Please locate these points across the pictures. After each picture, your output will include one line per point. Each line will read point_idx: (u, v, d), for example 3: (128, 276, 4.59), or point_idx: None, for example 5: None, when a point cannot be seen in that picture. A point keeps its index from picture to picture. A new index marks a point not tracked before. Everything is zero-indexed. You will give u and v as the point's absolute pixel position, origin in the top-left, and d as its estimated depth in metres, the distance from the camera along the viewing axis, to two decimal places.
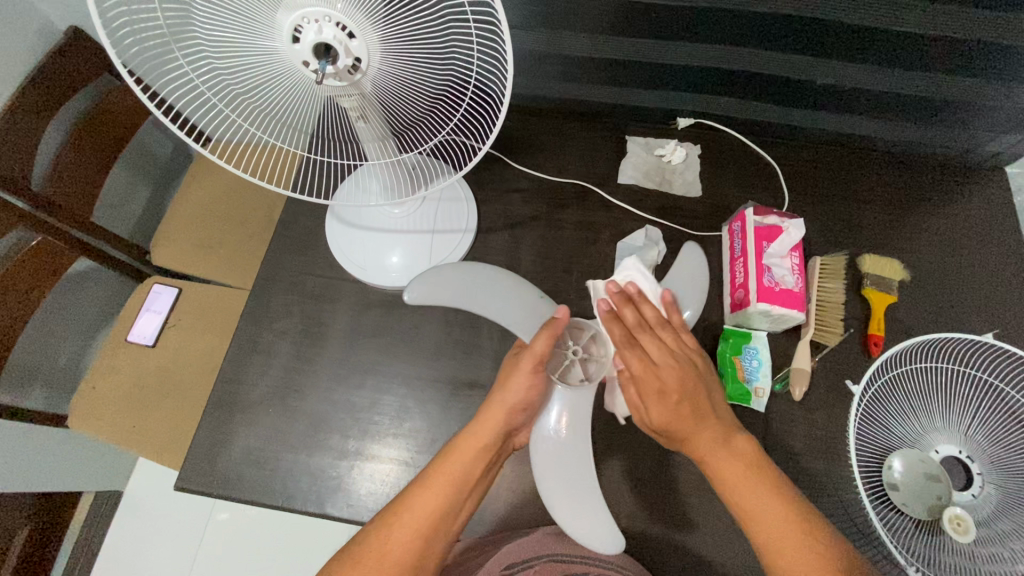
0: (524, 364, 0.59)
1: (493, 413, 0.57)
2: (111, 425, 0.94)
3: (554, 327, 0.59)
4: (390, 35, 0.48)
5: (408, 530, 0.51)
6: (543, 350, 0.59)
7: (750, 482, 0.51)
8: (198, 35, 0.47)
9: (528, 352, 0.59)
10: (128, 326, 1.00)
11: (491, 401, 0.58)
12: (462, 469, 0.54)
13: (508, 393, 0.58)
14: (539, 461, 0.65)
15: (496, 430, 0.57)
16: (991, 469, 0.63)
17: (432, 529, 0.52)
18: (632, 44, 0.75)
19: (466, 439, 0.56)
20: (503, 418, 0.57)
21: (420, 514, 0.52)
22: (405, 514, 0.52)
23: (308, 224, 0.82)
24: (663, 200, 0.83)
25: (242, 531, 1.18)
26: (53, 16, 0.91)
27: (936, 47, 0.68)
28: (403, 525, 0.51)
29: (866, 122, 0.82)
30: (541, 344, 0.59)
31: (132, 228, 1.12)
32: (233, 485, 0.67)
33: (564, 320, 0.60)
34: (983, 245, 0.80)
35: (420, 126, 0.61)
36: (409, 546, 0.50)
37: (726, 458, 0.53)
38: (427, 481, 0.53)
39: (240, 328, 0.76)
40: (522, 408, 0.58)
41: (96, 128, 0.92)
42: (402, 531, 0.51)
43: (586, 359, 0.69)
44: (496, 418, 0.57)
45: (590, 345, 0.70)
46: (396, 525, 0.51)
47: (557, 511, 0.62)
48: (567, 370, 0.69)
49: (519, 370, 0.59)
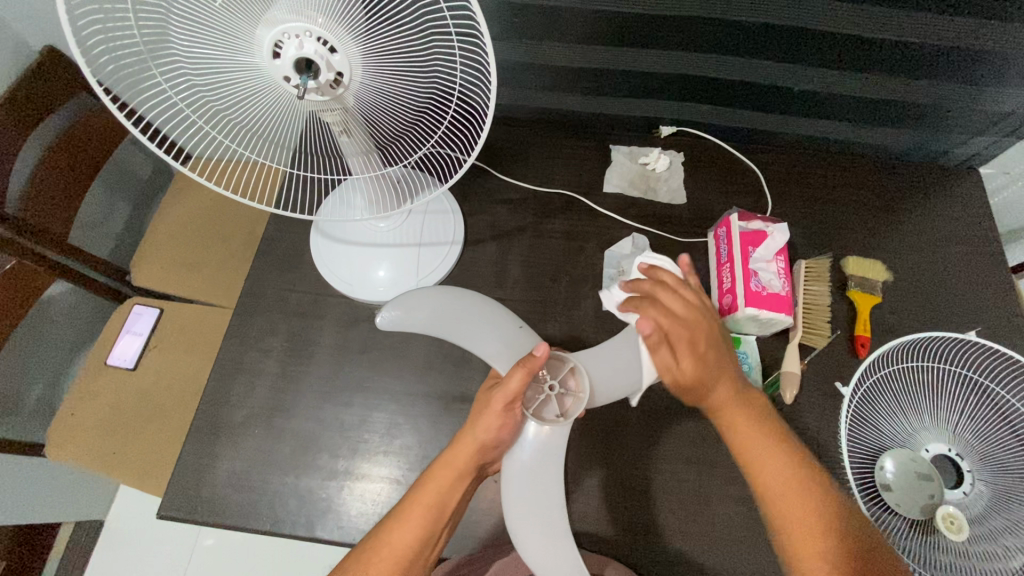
0: (497, 403, 0.54)
1: (464, 447, 0.54)
2: (90, 453, 0.91)
3: (531, 363, 0.54)
4: (372, 49, 0.48)
5: (386, 564, 0.50)
6: (517, 389, 0.54)
7: (763, 437, 0.53)
8: (174, 51, 0.46)
9: (502, 391, 0.54)
10: (108, 348, 0.98)
11: (463, 436, 0.55)
12: (436, 503, 0.52)
13: (479, 429, 0.54)
14: (510, 497, 0.59)
15: (469, 464, 0.54)
16: (981, 466, 0.64)
17: (408, 563, 0.50)
18: (615, 54, 0.75)
19: (439, 471, 0.54)
20: (473, 454, 0.54)
21: (397, 549, 0.50)
22: (383, 549, 0.50)
23: (292, 239, 0.81)
24: (649, 208, 0.84)
25: (228, 558, 1.15)
26: (28, 35, 0.90)
27: (910, 53, 0.69)
28: (381, 561, 0.50)
29: (845, 127, 0.84)
30: (517, 382, 0.54)
31: (110, 248, 1.10)
32: (219, 511, 0.65)
33: (542, 357, 0.54)
34: (962, 245, 0.82)
35: (405, 139, 0.60)
36: None
37: (751, 430, 0.53)
38: (402, 516, 0.52)
39: (224, 347, 0.74)
40: (494, 444, 0.56)
41: (74, 146, 0.91)
42: (379, 566, 0.49)
43: (563, 394, 0.61)
44: (467, 454, 0.54)
45: (568, 378, 0.62)
46: (374, 562, 0.50)
47: (532, 553, 0.57)
48: (542, 406, 0.60)
49: (490, 409, 0.54)
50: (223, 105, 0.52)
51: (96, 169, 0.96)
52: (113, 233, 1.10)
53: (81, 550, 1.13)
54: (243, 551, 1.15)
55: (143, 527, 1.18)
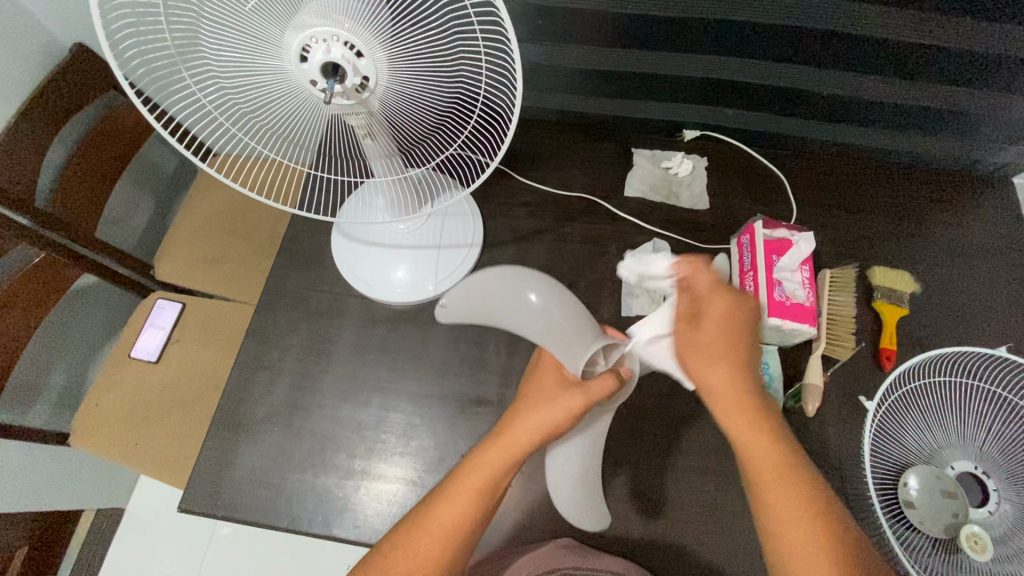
0: (573, 398, 0.54)
1: (525, 429, 0.52)
2: (114, 442, 0.93)
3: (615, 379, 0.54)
4: (398, 53, 0.48)
5: (431, 544, 0.47)
6: (597, 391, 0.54)
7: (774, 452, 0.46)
8: (205, 54, 0.46)
9: (582, 390, 0.54)
10: (132, 341, 1.00)
11: (521, 416, 0.53)
12: (490, 482, 0.49)
13: (545, 414, 0.53)
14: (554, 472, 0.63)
15: (527, 445, 0.51)
16: (1008, 485, 0.61)
17: (457, 542, 0.47)
18: (640, 57, 0.75)
19: (493, 450, 0.51)
20: (534, 437, 0.52)
21: (445, 528, 0.47)
22: (429, 528, 0.47)
23: (314, 238, 0.81)
24: (671, 212, 0.83)
25: (243, 549, 1.17)
26: (59, 33, 0.92)
27: (946, 58, 0.67)
28: (429, 540, 0.47)
29: (875, 133, 0.82)
30: (599, 387, 0.54)
31: (134, 242, 1.12)
32: (238, 506, 0.66)
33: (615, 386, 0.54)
34: (992, 257, 0.80)
35: (427, 143, 0.60)
36: (432, 559, 0.46)
37: (747, 423, 0.48)
38: (452, 492, 0.49)
39: (245, 345, 0.75)
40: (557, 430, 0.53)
41: (100, 144, 0.92)
42: (427, 544, 0.47)
43: None
44: (526, 436, 0.52)
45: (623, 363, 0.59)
46: (419, 540, 0.47)
47: (569, 505, 0.63)
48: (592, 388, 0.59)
49: (565, 404, 0.53)
50: (251, 107, 0.52)
51: (124, 164, 0.98)
52: (137, 227, 1.12)
53: (102, 537, 1.17)
54: (257, 542, 1.17)
55: (161, 516, 1.20)
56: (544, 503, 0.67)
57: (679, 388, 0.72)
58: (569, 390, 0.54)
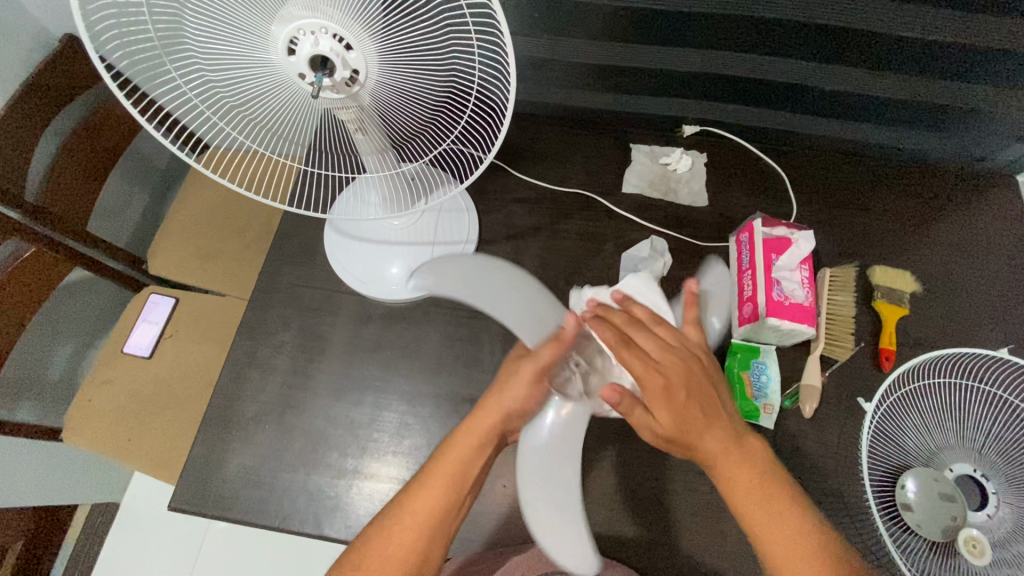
0: (527, 368, 0.56)
1: (490, 411, 0.55)
2: (107, 438, 0.93)
3: (563, 339, 0.55)
4: (388, 46, 0.47)
5: (409, 533, 0.48)
6: (547, 360, 0.56)
7: (767, 490, 0.47)
8: (189, 45, 0.45)
9: (532, 360, 0.56)
10: (124, 336, 0.99)
11: (486, 403, 0.55)
12: (461, 469, 0.51)
13: (506, 393, 0.55)
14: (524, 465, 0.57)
15: (492, 430, 0.54)
16: (1007, 488, 0.60)
17: (431, 532, 0.49)
18: (638, 50, 0.73)
19: (462, 439, 0.53)
20: (497, 419, 0.54)
21: (421, 516, 0.48)
22: (404, 519, 0.48)
23: (306, 234, 0.80)
24: (668, 209, 0.81)
25: (237, 544, 1.17)
26: (48, 23, 0.90)
27: (952, 54, 0.66)
28: (403, 530, 0.48)
29: (877, 129, 0.81)
30: (547, 354, 0.56)
31: (128, 236, 1.11)
32: (227, 505, 0.66)
33: (571, 331, 0.55)
34: (994, 256, 0.79)
35: (421, 138, 0.59)
36: (408, 549, 0.47)
37: (734, 464, 0.48)
38: (424, 482, 0.50)
39: (236, 342, 0.74)
40: (519, 411, 0.56)
41: (92, 136, 0.91)
42: (401, 537, 0.48)
43: (589, 371, 0.59)
44: (490, 420, 0.54)
45: (595, 358, 0.59)
46: (396, 531, 0.48)
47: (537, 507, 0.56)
48: (567, 384, 0.59)
49: (522, 376, 0.55)
50: (236, 101, 0.50)
51: (116, 157, 0.96)
52: (131, 220, 1.11)
53: (95, 534, 1.16)
54: (252, 539, 1.17)
55: (156, 510, 1.20)
56: None
57: None
58: (522, 362, 0.56)
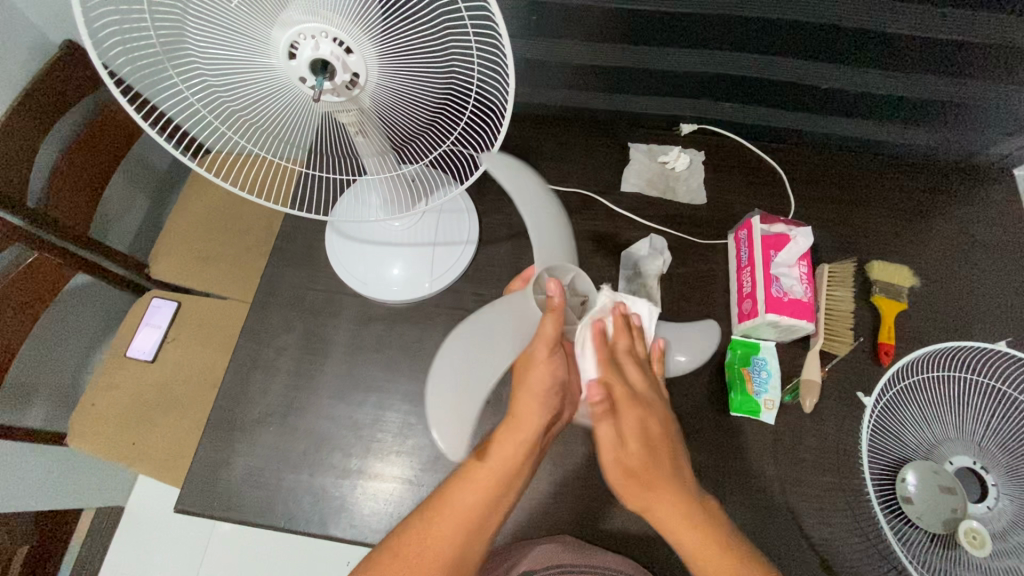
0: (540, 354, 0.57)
1: (526, 403, 0.54)
2: (112, 442, 0.93)
3: (557, 306, 0.58)
4: (388, 50, 0.47)
5: (450, 525, 0.49)
6: (553, 332, 0.57)
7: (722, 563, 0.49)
8: (191, 51, 0.46)
9: (539, 339, 0.57)
10: (127, 340, 1.00)
11: (519, 394, 0.55)
12: (508, 464, 0.52)
13: (534, 380, 0.55)
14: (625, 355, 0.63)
15: (536, 422, 0.54)
16: (1007, 481, 0.60)
17: (474, 527, 0.50)
18: (635, 51, 0.74)
19: (509, 431, 0.53)
20: (538, 410, 0.54)
21: (463, 510, 0.50)
22: (445, 511, 0.50)
23: (308, 236, 0.81)
24: (667, 207, 0.82)
25: (242, 547, 1.17)
26: (48, 30, 0.91)
27: (945, 50, 0.67)
28: (444, 522, 0.49)
29: (873, 125, 0.81)
30: (550, 327, 0.57)
31: (130, 241, 1.12)
32: (233, 507, 0.66)
33: (559, 299, 0.58)
34: (993, 250, 0.79)
35: (420, 140, 0.59)
36: (449, 541, 0.49)
37: (694, 533, 0.50)
38: (467, 478, 0.51)
39: (240, 345, 0.75)
40: (557, 389, 0.56)
41: (95, 142, 0.92)
42: (443, 529, 0.49)
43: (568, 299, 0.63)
44: (530, 412, 0.54)
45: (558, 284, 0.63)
46: (437, 522, 0.49)
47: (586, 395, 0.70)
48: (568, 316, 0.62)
49: (542, 363, 0.56)
50: (238, 105, 0.51)
51: (118, 161, 0.97)
52: (133, 225, 1.12)
53: (100, 538, 1.17)
54: (257, 541, 1.17)
55: (161, 513, 1.21)
56: (541, 500, 0.67)
57: (676, 384, 0.72)
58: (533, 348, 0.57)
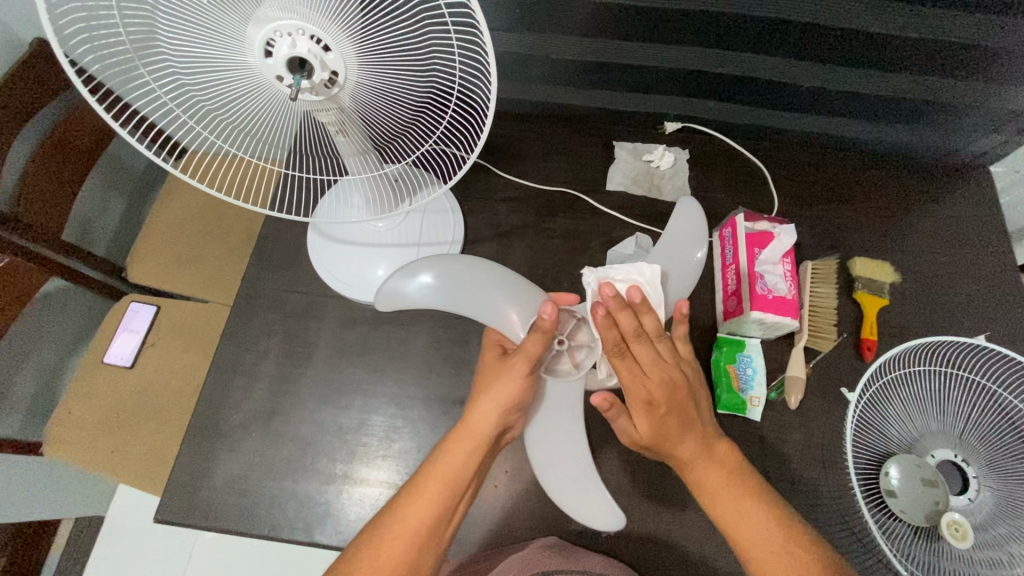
0: (518, 367, 0.57)
1: (481, 415, 0.56)
2: (88, 451, 0.91)
3: (547, 329, 0.56)
4: (367, 48, 0.46)
5: (400, 541, 0.49)
6: (537, 352, 0.57)
7: (732, 488, 0.53)
8: (163, 49, 0.44)
9: (521, 355, 0.57)
10: (105, 345, 0.97)
11: (473, 412, 0.56)
12: (455, 475, 0.53)
13: (497, 395, 0.56)
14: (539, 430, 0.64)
15: (480, 445, 0.55)
16: (988, 473, 0.61)
17: (425, 540, 0.50)
18: (620, 47, 0.73)
19: (459, 443, 0.55)
20: (487, 432, 0.55)
21: (411, 523, 0.50)
22: (396, 528, 0.50)
23: (289, 238, 0.80)
24: (651, 205, 0.82)
25: (225, 555, 1.15)
26: (16, 26, 0.88)
27: (925, 48, 0.67)
28: (395, 538, 0.49)
29: (854, 124, 0.82)
30: (536, 346, 0.57)
31: (106, 244, 1.09)
32: (214, 515, 0.65)
33: (552, 320, 0.56)
34: (972, 245, 0.80)
35: (401, 140, 0.58)
36: (400, 557, 0.48)
37: (710, 470, 0.54)
38: (415, 492, 0.52)
39: (220, 350, 0.73)
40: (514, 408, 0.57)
41: (71, 138, 0.90)
42: (394, 545, 0.49)
43: (572, 348, 0.67)
44: (481, 429, 0.55)
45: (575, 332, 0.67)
46: (386, 542, 0.49)
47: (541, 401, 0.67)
48: (555, 362, 0.66)
49: (511, 374, 0.57)
50: (215, 104, 0.50)
51: (94, 157, 0.95)
52: (109, 228, 1.09)
53: (78, 549, 1.14)
54: (240, 548, 1.16)
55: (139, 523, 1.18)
56: (528, 502, 0.66)
57: None
58: (512, 359, 0.58)
